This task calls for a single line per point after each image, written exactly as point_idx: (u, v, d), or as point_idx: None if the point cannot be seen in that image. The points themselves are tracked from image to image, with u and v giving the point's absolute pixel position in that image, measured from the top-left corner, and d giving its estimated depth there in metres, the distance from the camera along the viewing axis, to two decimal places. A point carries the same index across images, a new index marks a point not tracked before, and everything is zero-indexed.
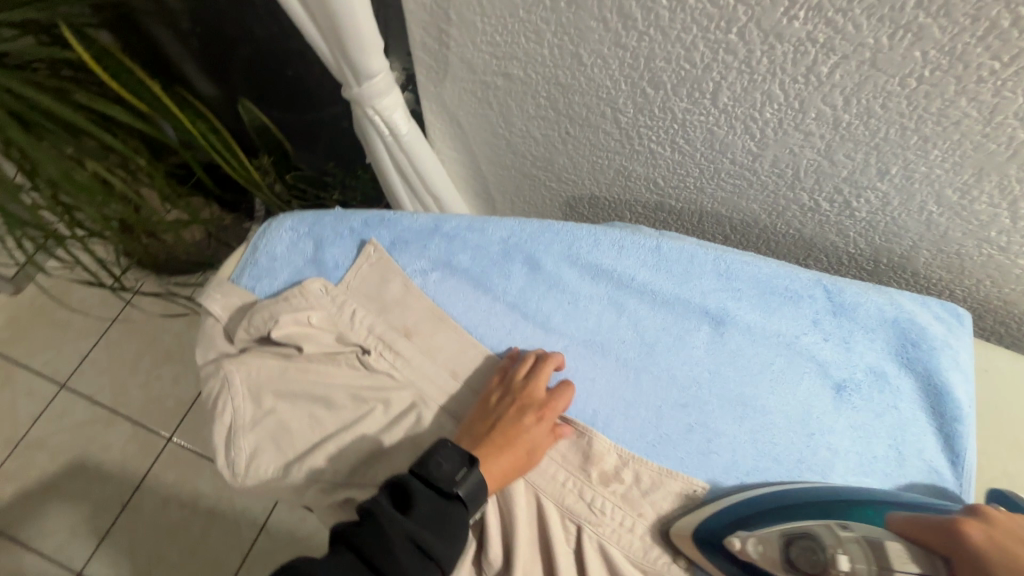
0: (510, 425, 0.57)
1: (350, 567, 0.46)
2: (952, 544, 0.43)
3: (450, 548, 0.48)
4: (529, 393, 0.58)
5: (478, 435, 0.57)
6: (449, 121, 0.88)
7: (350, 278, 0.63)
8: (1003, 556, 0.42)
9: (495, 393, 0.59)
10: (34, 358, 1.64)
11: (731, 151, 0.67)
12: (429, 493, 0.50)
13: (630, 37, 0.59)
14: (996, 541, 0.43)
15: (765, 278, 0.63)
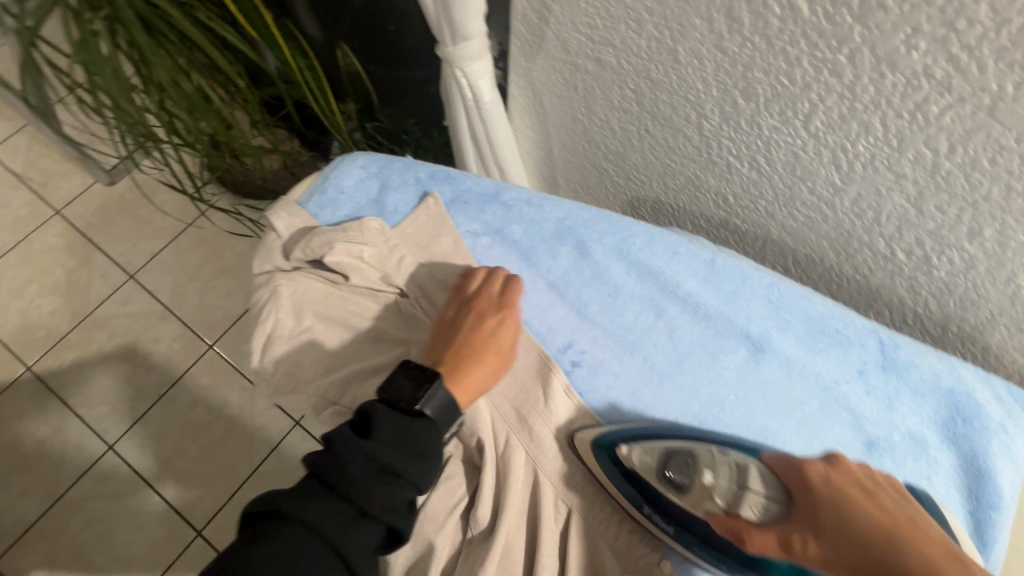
0: (473, 337, 0.58)
1: (314, 493, 0.47)
2: (794, 475, 0.52)
3: (418, 466, 0.49)
4: (480, 306, 0.59)
5: (440, 357, 0.56)
6: (531, 97, 0.89)
7: (404, 224, 0.64)
8: (836, 490, 0.50)
9: (449, 316, 0.59)
10: (112, 246, 1.79)
11: (812, 180, 0.64)
12: (394, 417, 0.51)
13: (732, 42, 0.57)
14: (831, 478, 0.51)
15: (817, 316, 0.61)
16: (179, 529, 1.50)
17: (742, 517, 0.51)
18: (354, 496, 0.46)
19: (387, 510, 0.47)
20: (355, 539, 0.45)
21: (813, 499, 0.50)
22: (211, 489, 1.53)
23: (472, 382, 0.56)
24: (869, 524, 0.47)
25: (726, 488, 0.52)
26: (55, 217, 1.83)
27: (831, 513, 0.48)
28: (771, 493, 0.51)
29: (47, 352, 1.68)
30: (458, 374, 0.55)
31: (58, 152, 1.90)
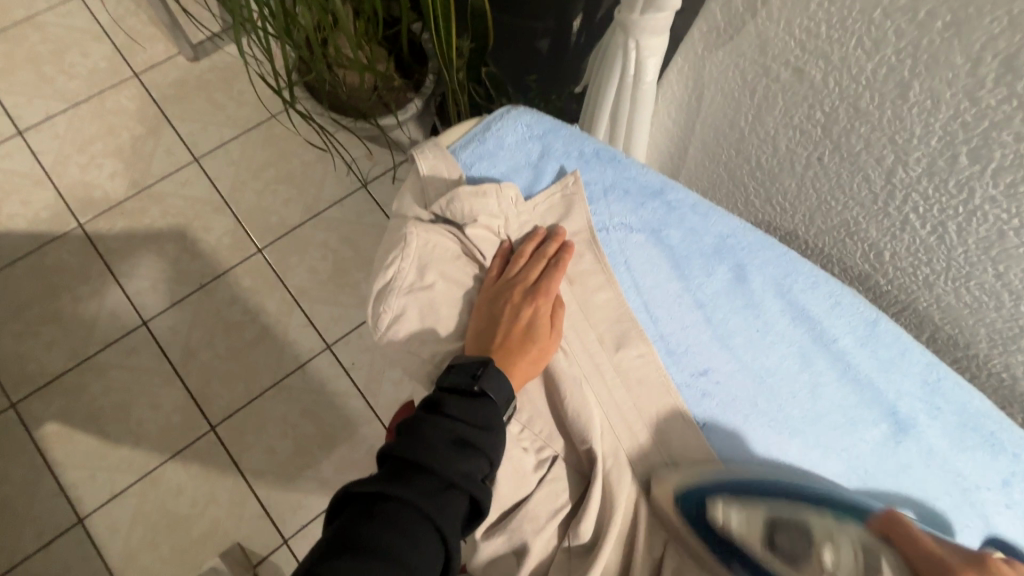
0: (514, 312, 0.53)
1: (397, 473, 0.43)
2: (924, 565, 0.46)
3: (488, 436, 0.47)
4: (518, 282, 0.54)
5: (483, 344, 0.52)
6: (691, 88, 0.81)
7: (554, 198, 0.59)
8: None
9: (490, 293, 0.55)
10: (182, 123, 1.75)
11: (1007, 264, 0.58)
12: (455, 397, 0.48)
13: (992, 93, 0.50)
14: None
15: (973, 411, 0.55)
16: (195, 419, 1.51)
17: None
18: (433, 464, 0.43)
19: (466, 477, 0.44)
20: (442, 511, 0.41)
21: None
22: (232, 389, 1.53)
23: (525, 365, 0.51)
24: None
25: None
26: (131, 80, 1.78)
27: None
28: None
29: (100, 214, 1.66)
30: (511, 362, 0.51)
31: (148, 14, 1.84)
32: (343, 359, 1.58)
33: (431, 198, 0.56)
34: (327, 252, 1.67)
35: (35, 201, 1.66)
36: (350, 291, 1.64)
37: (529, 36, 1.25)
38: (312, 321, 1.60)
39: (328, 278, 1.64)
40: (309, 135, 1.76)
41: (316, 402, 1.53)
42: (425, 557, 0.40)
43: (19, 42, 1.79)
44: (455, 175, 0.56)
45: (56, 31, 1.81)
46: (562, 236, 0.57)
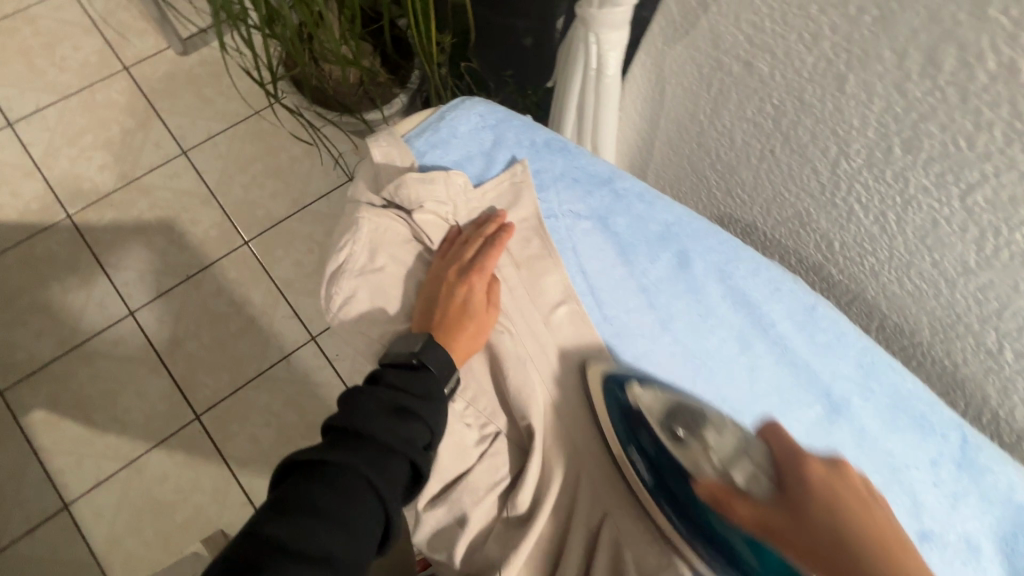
0: (452, 291, 0.55)
1: (340, 441, 0.46)
2: (795, 467, 0.52)
3: (429, 406, 0.49)
4: (461, 262, 0.57)
5: (425, 324, 0.55)
6: (654, 82, 0.83)
7: (496, 186, 0.61)
8: (828, 497, 0.49)
9: (436, 273, 0.57)
10: (171, 116, 1.77)
11: (942, 253, 0.60)
12: (397, 369, 0.51)
13: (918, 86, 0.52)
14: (832, 482, 0.51)
15: (904, 393, 0.58)
16: (180, 408, 1.53)
17: (735, 488, 0.52)
18: (372, 432, 0.46)
19: (405, 442, 0.46)
20: (380, 474, 0.44)
21: (809, 488, 0.50)
22: (217, 379, 1.56)
23: (466, 339, 0.54)
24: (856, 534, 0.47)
25: (728, 453, 0.53)
26: (121, 73, 1.80)
27: (830, 521, 0.48)
28: (764, 467, 0.52)
29: (89, 205, 1.68)
30: (450, 337, 0.53)
31: (138, 8, 1.86)
32: (327, 350, 1.60)
33: (383, 185, 0.58)
34: (313, 245, 1.69)
35: (25, 192, 1.69)
36: None
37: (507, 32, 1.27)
38: (297, 312, 1.63)
39: (314, 270, 1.67)
40: (297, 129, 1.78)
41: (299, 392, 1.55)
42: (362, 518, 0.42)
43: (12, 35, 1.81)
44: (407, 162, 0.58)
45: (48, 25, 1.83)
46: (502, 219, 0.59)
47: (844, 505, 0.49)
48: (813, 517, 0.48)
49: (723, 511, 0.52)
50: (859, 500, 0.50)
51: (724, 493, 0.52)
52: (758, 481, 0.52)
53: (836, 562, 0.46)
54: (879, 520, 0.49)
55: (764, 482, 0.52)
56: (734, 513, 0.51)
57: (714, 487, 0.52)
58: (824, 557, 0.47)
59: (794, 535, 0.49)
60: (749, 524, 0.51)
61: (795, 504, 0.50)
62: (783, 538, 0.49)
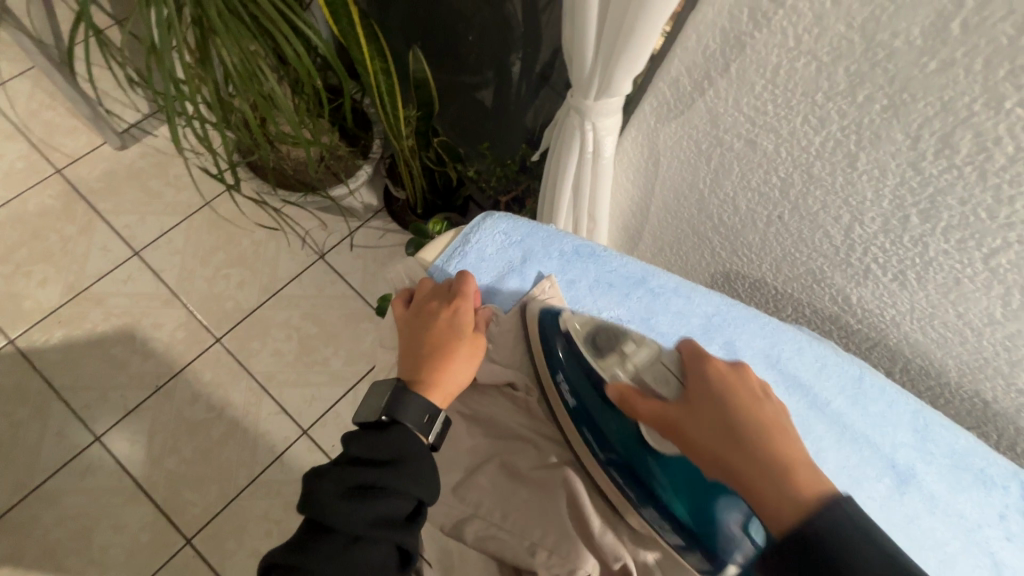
0: (424, 332, 0.57)
1: (312, 539, 0.46)
2: (695, 363, 0.52)
3: (399, 473, 0.48)
4: (429, 302, 0.58)
5: (409, 356, 0.57)
6: (647, 155, 0.84)
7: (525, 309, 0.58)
8: (720, 382, 0.50)
9: (410, 315, 0.59)
10: (117, 216, 1.65)
11: (967, 306, 0.62)
12: (365, 435, 0.52)
13: (933, 164, 0.54)
14: (728, 377, 0.50)
15: (961, 451, 0.59)
16: (165, 535, 1.39)
17: (641, 386, 0.52)
18: (336, 524, 0.45)
19: (373, 524, 0.46)
20: (354, 567, 0.44)
21: (709, 384, 0.50)
22: (206, 495, 1.43)
23: (451, 375, 0.55)
24: (744, 419, 0.47)
25: (644, 360, 0.54)
26: (54, 176, 1.67)
27: (718, 407, 0.48)
28: (673, 369, 0.53)
29: (33, 325, 1.53)
30: (434, 374, 0.55)
31: (65, 105, 1.74)
32: (323, 443, 1.50)
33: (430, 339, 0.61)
34: (290, 331, 1.60)
35: None
36: (321, 368, 1.58)
37: (469, 90, 1.38)
38: (284, 407, 1.53)
39: (296, 359, 1.58)
40: (256, 212, 1.70)
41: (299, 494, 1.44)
42: None
43: None
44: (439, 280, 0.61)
45: None
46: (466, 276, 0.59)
47: (733, 391, 0.49)
48: (705, 404, 0.49)
49: (629, 412, 0.52)
50: (750, 393, 0.49)
51: (630, 392, 0.52)
52: (667, 383, 0.52)
53: (717, 444, 0.46)
54: (775, 416, 0.48)
55: (673, 384, 0.52)
56: (636, 411, 0.51)
57: (623, 388, 0.52)
58: (713, 450, 0.46)
59: (689, 425, 0.48)
60: (650, 422, 0.50)
61: (691, 395, 0.50)
62: (677, 429, 0.49)
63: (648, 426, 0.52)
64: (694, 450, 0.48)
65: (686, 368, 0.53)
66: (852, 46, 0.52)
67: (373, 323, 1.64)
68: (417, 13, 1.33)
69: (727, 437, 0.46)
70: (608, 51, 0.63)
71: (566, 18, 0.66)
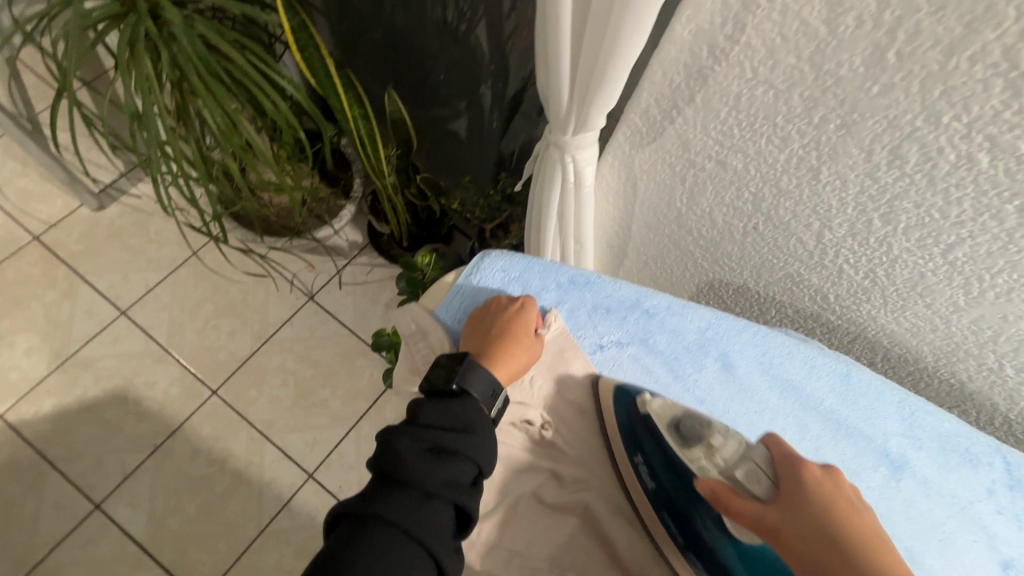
0: (494, 320, 0.58)
1: (385, 491, 0.47)
2: (790, 468, 0.52)
3: (470, 440, 0.50)
4: (502, 297, 0.61)
5: (475, 334, 0.58)
6: (625, 180, 0.89)
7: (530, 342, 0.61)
8: (822, 492, 0.50)
9: (481, 305, 0.61)
10: (100, 277, 1.64)
11: (932, 297, 0.67)
12: (434, 402, 0.52)
13: (888, 173, 0.59)
14: (826, 485, 0.51)
15: (946, 433, 0.63)
16: None
17: (736, 483, 0.52)
18: (414, 478, 0.46)
19: (447, 486, 0.47)
20: (423, 524, 0.45)
21: (808, 490, 0.50)
22: (214, 552, 1.41)
23: (513, 358, 0.56)
24: (848, 531, 0.47)
25: (732, 453, 0.54)
26: (32, 244, 1.65)
27: (822, 516, 0.48)
28: (765, 470, 0.53)
29: (21, 397, 1.50)
30: (499, 352, 0.56)
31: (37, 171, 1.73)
32: (329, 485, 1.50)
33: None
34: (286, 376, 1.60)
35: None
36: (320, 410, 1.57)
37: (444, 121, 1.42)
38: (287, 453, 1.52)
39: (294, 403, 1.57)
40: (242, 261, 1.70)
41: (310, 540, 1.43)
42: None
43: None
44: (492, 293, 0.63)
45: None
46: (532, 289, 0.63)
47: (837, 503, 0.49)
48: (808, 515, 0.48)
49: (724, 511, 0.51)
50: (848, 503, 0.50)
51: (724, 490, 0.51)
52: (760, 481, 0.52)
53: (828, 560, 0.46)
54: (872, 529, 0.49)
55: (765, 484, 0.52)
56: (731, 511, 0.51)
57: (715, 485, 0.52)
58: (821, 561, 0.46)
59: (790, 532, 0.48)
60: (748, 524, 0.50)
61: (792, 501, 0.50)
62: (777, 534, 0.48)
63: (740, 526, 0.51)
64: (797, 559, 0.47)
65: (777, 469, 0.53)
66: (804, 75, 0.57)
67: (369, 359, 1.64)
68: (387, 54, 1.37)
69: (830, 550, 0.46)
70: (583, 90, 0.67)
71: (539, 62, 0.71)
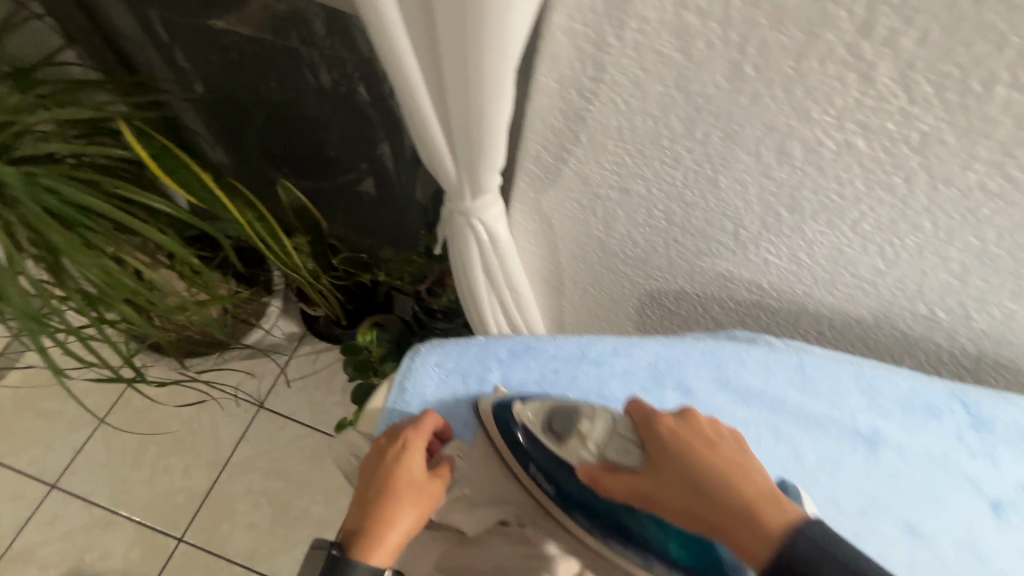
0: (379, 476, 0.55)
1: None
2: (645, 425, 0.53)
3: None
4: (387, 442, 0.58)
5: (360, 499, 0.54)
6: (539, 220, 0.86)
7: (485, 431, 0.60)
8: (676, 438, 0.51)
9: (371, 453, 0.58)
10: (17, 456, 1.47)
11: (855, 267, 0.68)
12: None
13: (781, 170, 0.59)
14: (679, 430, 0.51)
15: (906, 393, 0.64)
16: None
17: (607, 463, 0.53)
18: None
19: None
20: None
21: (666, 444, 0.51)
22: None
23: (400, 522, 0.52)
24: (709, 468, 0.48)
25: (601, 436, 0.55)
26: None
27: (679, 465, 0.49)
28: (631, 436, 0.53)
29: None
30: (382, 521, 0.52)
31: None
32: None
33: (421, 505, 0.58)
34: (256, 497, 1.48)
35: None
36: (302, 521, 1.46)
37: (348, 185, 1.36)
38: None
39: (272, 523, 1.46)
40: (174, 390, 1.57)
41: None
42: None
43: None
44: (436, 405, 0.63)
45: None
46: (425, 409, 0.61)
47: (690, 445, 0.50)
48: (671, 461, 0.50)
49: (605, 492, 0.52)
50: (702, 439, 0.50)
51: (599, 474, 0.52)
52: (628, 452, 0.53)
53: (694, 504, 0.47)
54: (731, 455, 0.50)
55: (633, 452, 0.53)
56: (610, 490, 0.52)
57: (591, 469, 0.53)
58: (694, 510, 0.47)
59: (659, 491, 0.49)
60: (628, 497, 0.51)
61: (653, 458, 0.51)
62: (650, 497, 0.50)
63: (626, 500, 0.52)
64: (675, 515, 0.49)
65: (640, 430, 0.53)
66: (675, 99, 0.56)
67: None
68: (266, 138, 1.29)
69: (695, 495, 0.47)
70: (467, 154, 0.63)
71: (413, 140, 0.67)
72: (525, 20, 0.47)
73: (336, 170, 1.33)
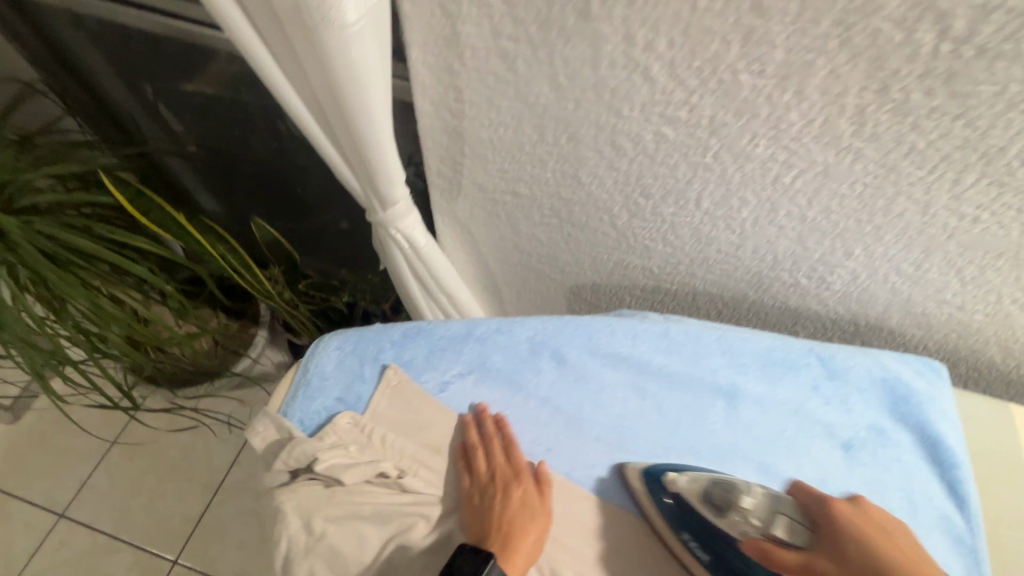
0: (497, 501, 0.61)
1: None
2: (823, 511, 0.57)
3: None
4: (502, 468, 0.63)
5: (480, 522, 0.60)
6: (459, 229, 0.98)
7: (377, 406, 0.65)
8: (857, 526, 0.55)
9: (478, 480, 0.63)
10: (31, 489, 1.59)
11: (716, 243, 0.77)
12: None
13: (622, 162, 0.70)
14: (857, 519, 0.56)
15: (766, 351, 0.70)
16: None
17: (776, 538, 0.56)
18: None
19: None
20: None
21: (844, 529, 0.55)
22: None
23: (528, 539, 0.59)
24: (886, 553, 0.52)
25: (763, 514, 0.58)
26: None
27: (861, 548, 0.53)
28: (800, 518, 0.57)
29: None
30: (513, 541, 0.58)
31: None
32: None
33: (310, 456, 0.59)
34: (245, 517, 1.56)
35: None
36: None
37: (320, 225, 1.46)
38: None
39: (260, 542, 1.53)
40: (172, 420, 1.69)
41: None
42: None
43: None
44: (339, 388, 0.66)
45: None
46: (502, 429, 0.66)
47: (870, 533, 0.54)
48: (844, 549, 0.53)
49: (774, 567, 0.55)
50: (878, 530, 0.55)
51: (767, 546, 0.56)
52: (796, 531, 0.56)
53: None
54: (901, 545, 0.54)
55: (803, 532, 0.56)
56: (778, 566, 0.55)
57: (760, 544, 0.56)
58: None
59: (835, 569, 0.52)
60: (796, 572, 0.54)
61: (828, 538, 0.55)
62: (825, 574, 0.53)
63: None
64: None
65: (811, 515, 0.57)
66: (521, 111, 0.68)
67: None
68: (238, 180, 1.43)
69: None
70: (364, 170, 0.75)
71: None
72: (372, 54, 0.59)
73: (309, 213, 1.45)
